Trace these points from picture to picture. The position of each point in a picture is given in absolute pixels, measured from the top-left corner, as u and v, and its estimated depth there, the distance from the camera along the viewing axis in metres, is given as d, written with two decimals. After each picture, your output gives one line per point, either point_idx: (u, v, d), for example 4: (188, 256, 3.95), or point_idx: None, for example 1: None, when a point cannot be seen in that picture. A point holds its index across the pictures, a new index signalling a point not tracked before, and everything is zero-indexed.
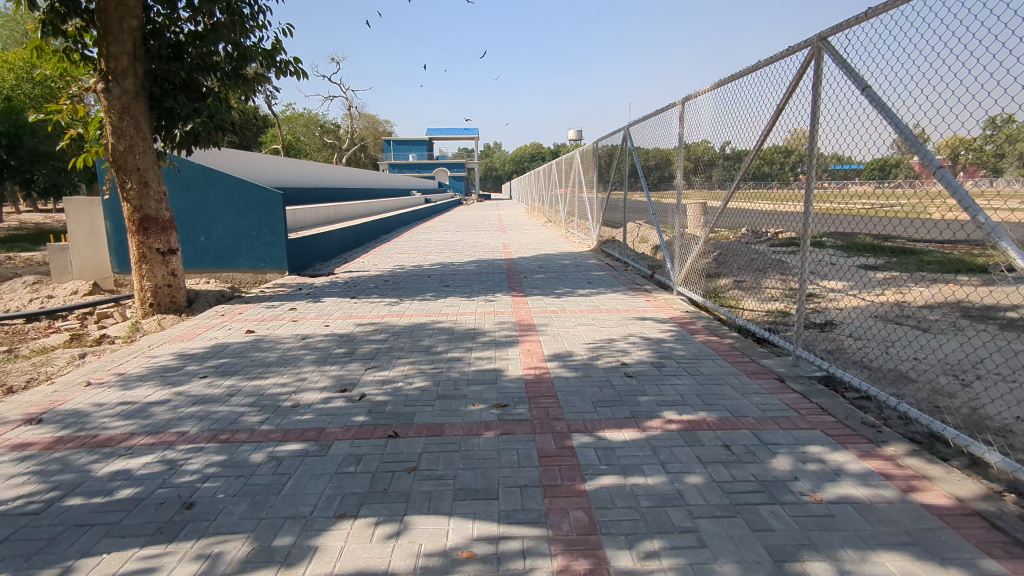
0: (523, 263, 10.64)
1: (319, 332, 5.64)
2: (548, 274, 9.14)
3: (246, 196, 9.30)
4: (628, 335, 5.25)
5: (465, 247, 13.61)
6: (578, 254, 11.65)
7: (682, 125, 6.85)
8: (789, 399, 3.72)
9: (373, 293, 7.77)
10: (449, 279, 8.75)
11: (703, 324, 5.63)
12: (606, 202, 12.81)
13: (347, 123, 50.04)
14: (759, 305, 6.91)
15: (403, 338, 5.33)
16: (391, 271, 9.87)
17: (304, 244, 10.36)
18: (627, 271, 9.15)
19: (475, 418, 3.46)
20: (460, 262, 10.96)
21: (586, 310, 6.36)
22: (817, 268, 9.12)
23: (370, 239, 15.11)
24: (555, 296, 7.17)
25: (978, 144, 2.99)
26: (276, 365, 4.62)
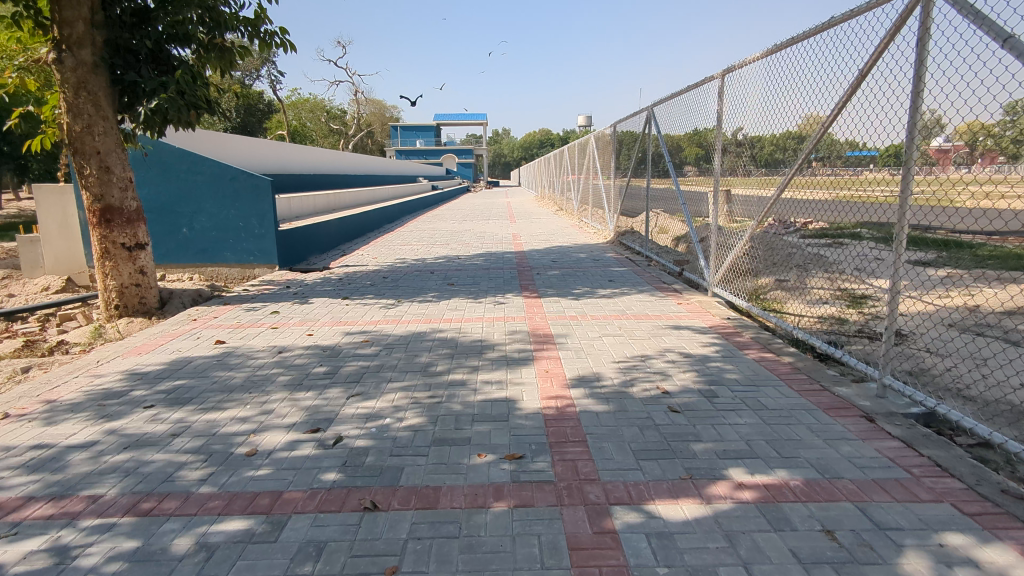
0: (535, 256, 9.77)
1: (299, 344, 4.82)
2: (564, 270, 8.27)
3: (232, 183, 8.49)
4: (664, 351, 4.40)
5: (472, 238, 12.74)
6: (594, 247, 10.78)
7: (720, 102, 5.95)
8: (888, 447, 2.86)
9: (368, 292, 6.94)
10: (454, 277, 7.89)
11: (751, 337, 4.77)
12: (624, 190, 11.92)
13: (353, 109, 49.12)
14: (807, 309, 6.03)
15: (396, 353, 4.51)
16: (391, 266, 9.05)
17: (297, 236, 9.54)
18: (651, 267, 8.26)
19: (480, 477, 2.63)
20: (466, 255, 10.09)
21: (610, 317, 5.51)
22: (862, 265, 8.21)
23: (371, 228, 14.27)
24: (573, 298, 6.32)
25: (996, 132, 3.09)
26: (240, 390, 3.81)
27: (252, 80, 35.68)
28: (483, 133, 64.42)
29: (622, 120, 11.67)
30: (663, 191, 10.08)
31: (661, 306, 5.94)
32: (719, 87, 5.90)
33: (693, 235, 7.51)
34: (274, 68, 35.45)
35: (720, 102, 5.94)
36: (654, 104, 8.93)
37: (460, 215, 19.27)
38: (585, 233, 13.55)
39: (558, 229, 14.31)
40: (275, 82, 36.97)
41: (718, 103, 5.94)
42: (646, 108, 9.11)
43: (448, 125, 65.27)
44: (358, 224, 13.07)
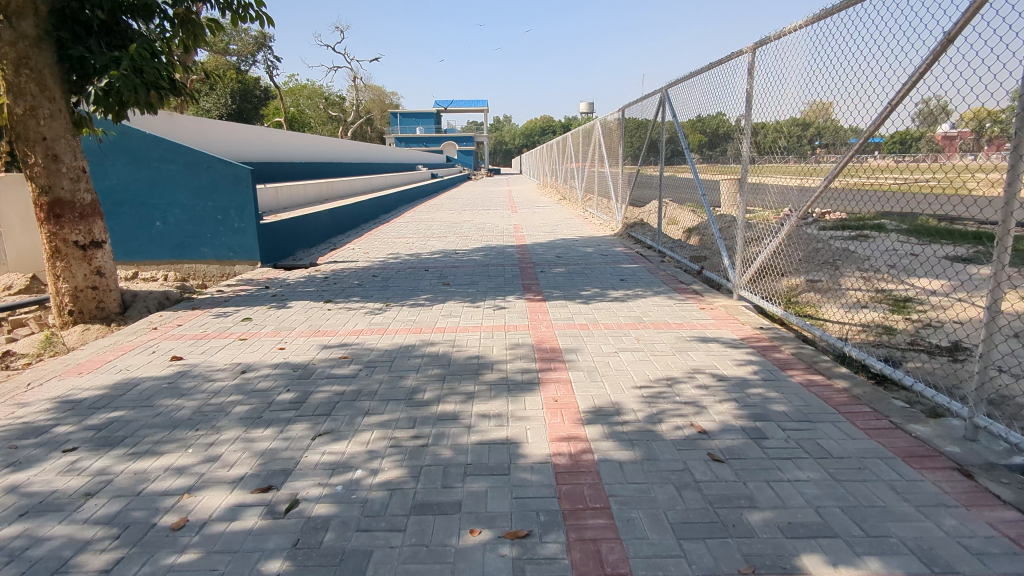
0: (538, 251, 9.09)
1: (267, 360, 4.16)
2: (571, 267, 7.59)
3: (208, 173, 7.84)
4: (693, 373, 3.73)
5: (471, 230, 12.03)
6: (602, 240, 10.09)
7: (750, 80, 5.24)
8: (1005, 520, 2.19)
9: (353, 294, 6.27)
10: (450, 275, 7.22)
11: (791, 352, 4.10)
12: (633, 179, 11.21)
13: (352, 95, 48.23)
14: (845, 314, 5.35)
15: (377, 374, 3.84)
16: (382, 262, 8.37)
17: (281, 229, 8.87)
18: (664, 264, 7.58)
19: (471, 570, 1.98)
20: (464, 250, 9.39)
21: (625, 326, 4.84)
22: (895, 261, 7.52)
23: (365, 220, 13.58)
24: (582, 302, 5.65)
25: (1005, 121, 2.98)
26: (186, 426, 3.16)
27: (247, 66, 34.85)
28: (484, 120, 63.41)
29: (629, 104, 10.95)
30: (676, 181, 9.37)
31: (681, 312, 5.26)
32: (749, 63, 5.20)
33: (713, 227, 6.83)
34: (270, 53, 34.60)
35: (750, 81, 5.24)
36: (668, 85, 8.23)
37: (459, 204, 18.55)
38: (590, 224, 12.84)
39: (562, 220, 13.59)
40: (271, 67, 36.13)
41: (748, 82, 5.24)
42: (658, 90, 8.40)
43: (448, 111, 64.22)
44: (350, 215, 12.39)
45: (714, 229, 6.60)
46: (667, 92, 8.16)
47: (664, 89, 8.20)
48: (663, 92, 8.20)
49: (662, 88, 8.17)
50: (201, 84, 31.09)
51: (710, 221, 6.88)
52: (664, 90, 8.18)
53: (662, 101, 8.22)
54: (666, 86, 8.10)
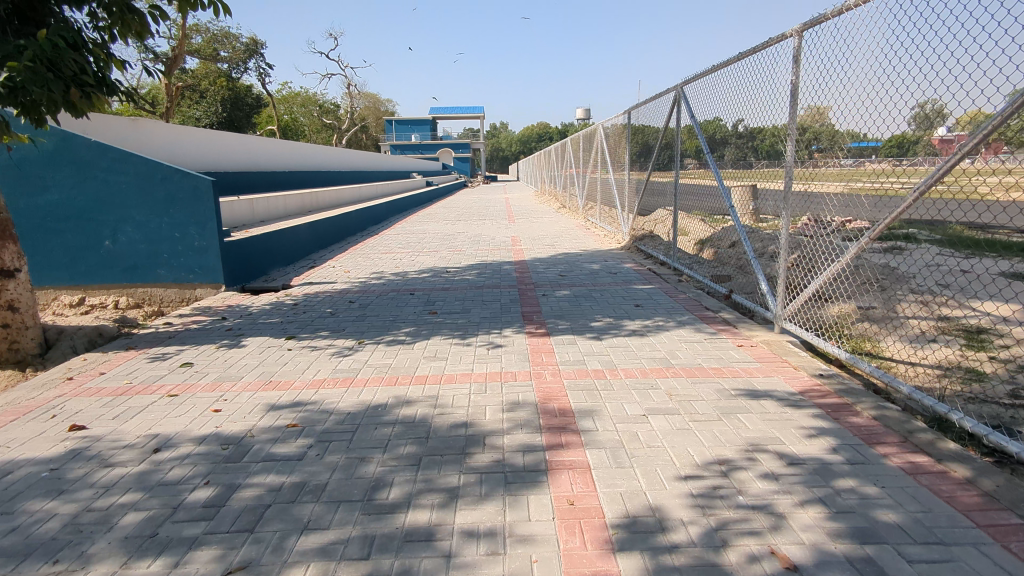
0: (539, 268, 8.14)
1: (193, 430, 3.21)
2: (577, 289, 6.66)
3: (164, 185, 6.92)
4: (753, 452, 2.78)
5: (465, 243, 11.10)
6: (608, 255, 9.15)
7: (796, 70, 4.33)
8: None
9: (321, 328, 5.32)
10: (439, 300, 6.28)
11: (873, 415, 3.15)
12: (641, 187, 10.27)
13: (346, 102, 47.42)
14: (912, 351, 4.40)
15: (330, 454, 2.89)
16: (363, 284, 7.43)
17: (250, 247, 7.94)
18: (683, 285, 6.66)
19: None
20: (456, 267, 8.46)
21: (650, 373, 3.90)
22: (944, 279, 6.62)
23: (351, 233, 12.66)
24: (594, 338, 4.71)
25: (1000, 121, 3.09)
26: (43, 555, 2.20)
27: (239, 73, 34.02)
28: (480, 127, 62.57)
29: (636, 106, 10.03)
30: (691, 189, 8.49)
31: (717, 352, 4.32)
32: (794, 48, 4.29)
33: (744, 237, 5.87)
34: (261, 60, 33.81)
35: (796, 71, 4.33)
36: (684, 83, 7.32)
37: (453, 214, 17.61)
38: (593, 236, 11.90)
39: (563, 231, 12.69)
40: (263, 74, 35.35)
41: (793, 70, 4.33)
42: (672, 89, 7.50)
43: (444, 118, 63.35)
44: (334, 227, 11.45)
45: (744, 241, 5.65)
46: (683, 90, 7.25)
47: (679, 87, 7.29)
48: (678, 90, 7.30)
49: (677, 86, 7.27)
50: (190, 92, 30.26)
51: (740, 230, 5.91)
52: (678, 88, 7.27)
53: (677, 100, 7.31)
54: (681, 84, 7.20)
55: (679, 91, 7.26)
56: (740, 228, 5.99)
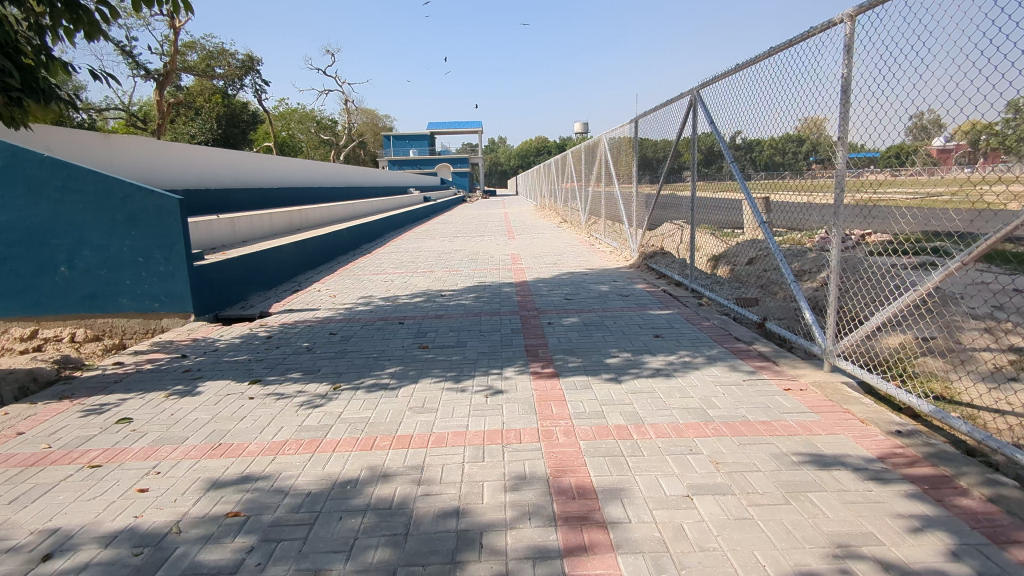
0: (543, 291, 7.43)
1: (105, 523, 2.48)
2: (586, 316, 5.95)
3: (125, 205, 6.23)
4: (846, 561, 2.05)
5: (463, 261, 10.41)
6: (617, 275, 8.44)
7: (848, 62, 3.65)
8: None
9: (293, 368, 4.58)
10: (431, 331, 5.56)
11: (986, 496, 2.42)
12: (652, 200, 9.57)
13: (344, 117, 47.00)
14: (995, 393, 3.66)
15: (274, 566, 2.16)
16: (349, 311, 6.72)
17: (225, 271, 7.23)
18: (704, 310, 5.95)
19: None
20: (451, 290, 7.76)
21: (686, 430, 3.17)
22: (996, 298, 5.89)
23: (342, 252, 11.98)
24: (613, 381, 3.98)
25: (999, 129, 2.97)
26: None
27: (234, 90, 33.56)
28: (479, 141, 62.16)
29: (643, 114, 9.38)
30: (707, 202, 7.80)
31: (761, 399, 3.58)
32: (846, 36, 3.61)
33: (777, 253, 5.12)
34: (257, 77, 33.40)
35: (848, 62, 3.65)
36: (699, 86, 6.68)
37: (450, 230, 16.92)
38: (599, 252, 11.21)
39: (566, 248, 12.00)
40: (259, 90, 34.90)
41: (845, 62, 3.64)
42: (686, 94, 6.85)
43: (442, 133, 62.96)
44: (322, 246, 10.78)
45: (779, 260, 4.92)
46: (699, 94, 6.61)
47: (694, 91, 6.65)
48: (693, 94, 6.65)
49: (692, 90, 6.63)
50: (184, 110, 29.76)
51: (772, 245, 5.17)
52: (693, 92, 6.63)
53: (692, 105, 6.65)
54: (697, 88, 6.55)
55: (694, 95, 6.61)
56: (773, 243, 5.25)
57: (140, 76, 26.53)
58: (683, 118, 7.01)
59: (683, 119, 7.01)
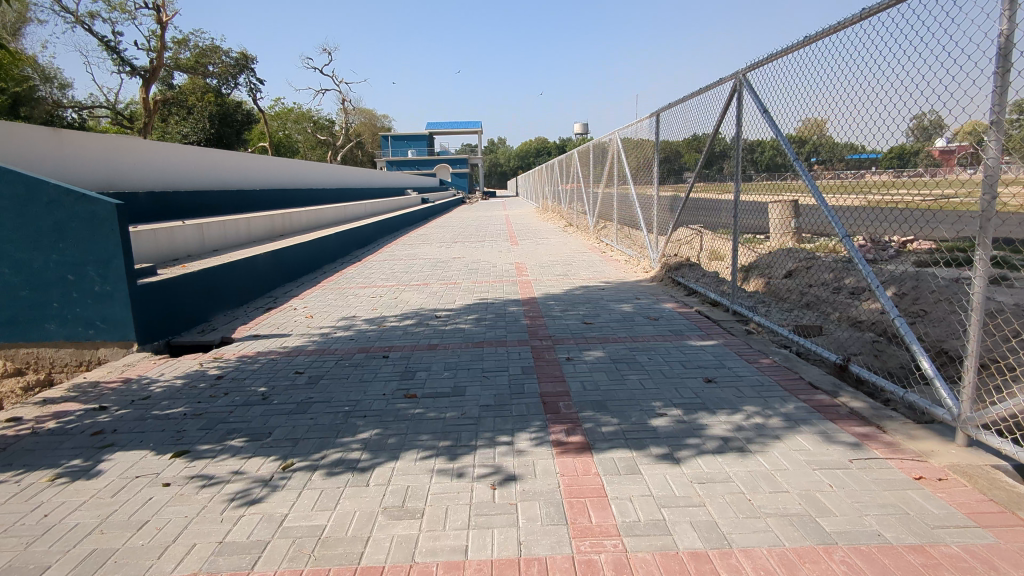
0: (555, 312, 6.33)
1: None
2: (613, 348, 4.84)
3: (50, 211, 5.13)
4: None
5: (461, 272, 9.31)
6: (638, 291, 7.34)
7: (1008, 15, 2.59)
8: None
9: (237, 431, 3.47)
10: (420, 371, 4.45)
11: None
12: (677, 204, 8.46)
13: (341, 118, 45.92)
14: None
15: None
16: (325, 338, 5.61)
17: (181, 288, 6.10)
18: (760, 342, 4.86)
19: None
20: (448, 310, 6.66)
21: (804, 567, 2.06)
22: None
23: (329, 261, 10.88)
24: (667, 462, 2.87)
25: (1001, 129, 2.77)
26: None
27: (228, 89, 32.49)
28: (479, 141, 61.07)
29: (665, 108, 8.27)
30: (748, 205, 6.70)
31: (891, 500, 2.48)
32: None
33: (866, 275, 4.06)
34: (252, 75, 32.35)
35: (1008, 15, 2.57)
36: (746, 69, 5.55)
37: (448, 235, 15.83)
38: (613, 262, 10.10)
39: (576, 256, 10.90)
40: (253, 89, 33.80)
41: (1006, 15, 2.57)
42: (728, 79, 5.73)
43: (441, 134, 61.87)
44: (305, 256, 9.68)
45: (876, 287, 3.88)
46: (745, 78, 5.48)
47: (739, 75, 5.52)
48: (737, 77, 5.52)
49: (736, 72, 5.50)
50: (175, 110, 28.70)
51: (859, 262, 4.14)
52: (738, 75, 5.50)
53: (736, 90, 5.54)
54: (743, 70, 5.43)
55: (739, 78, 5.48)
56: (860, 260, 4.17)
57: (128, 73, 25.47)
58: (723, 108, 5.88)
59: (723, 110, 5.88)
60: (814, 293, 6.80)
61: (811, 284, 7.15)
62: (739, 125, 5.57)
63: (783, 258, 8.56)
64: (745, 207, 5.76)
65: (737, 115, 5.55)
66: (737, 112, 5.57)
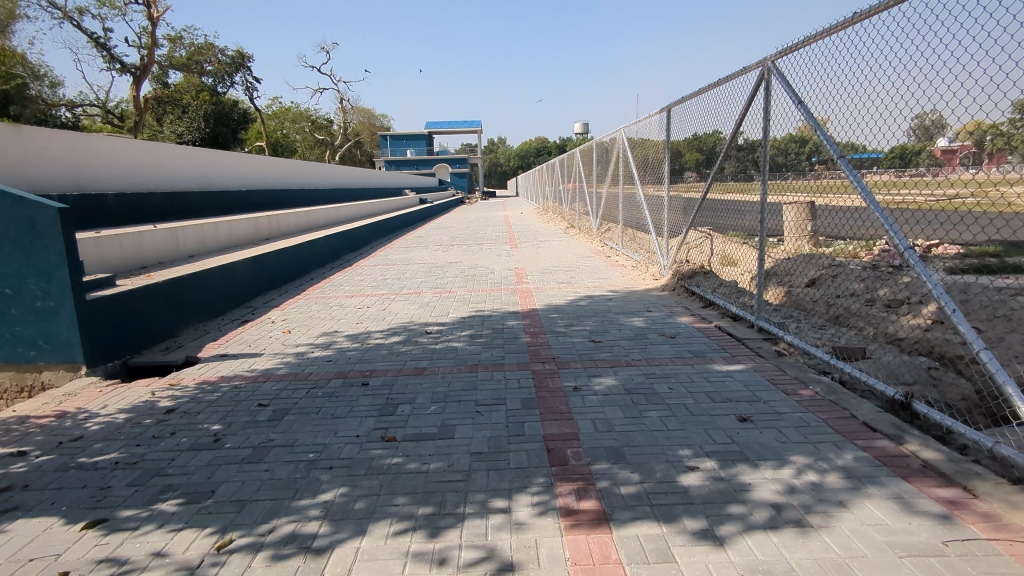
0: (559, 327, 5.70)
1: None
2: (626, 373, 4.22)
3: None
4: None
5: (457, 279, 8.69)
6: (649, 301, 6.72)
7: None
8: None
9: (173, 489, 2.83)
10: (403, 403, 3.83)
11: None
12: (688, 207, 7.87)
13: (338, 116, 45.30)
14: None
15: None
16: (300, 359, 4.99)
17: (144, 302, 5.48)
18: (795, 367, 4.24)
19: None
20: (440, 324, 6.04)
21: None
22: None
23: (317, 266, 10.26)
24: (707, 543, 2.23)
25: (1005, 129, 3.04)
26: None
27: (223, 88, 31.92)
28: (480, 140, 60.44)
29: (676, 102, 7.64)
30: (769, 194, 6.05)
31: None
32: None
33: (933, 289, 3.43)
34: (248, 74, 31.76)
35: None
36: (775, 56, 4.91)
37: (445, 238, 15.21)
38: (619, 267, 9.50)
39: (579, 261, 10.28)
40: (249, 88, 33.22)
41: None
42: (754, 67, 5.10)
43: (441, 133, 61.31)
44: (290, 261, 9.06)
45: (947, 306, 3.25)
46: (774, 65, 4.83)
47: (767, 61, 4.88)
48: (765, 64, 4.89)
49: (765, 59, 4.86)
50: (170, 109, 28.11)
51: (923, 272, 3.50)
52: (766, 62, 4.86)
53: (763, 80, 4.90)
54: (772, 56, 4.79)
55: (768, 66, 4.84)
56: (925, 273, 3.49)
57: (119, 72, 24.90)
58: (748, 100, 5.24)
59: (747, 103, 5.25)
60: (843, 305, 6.18)
61: (839, 294, 6.53)
62: (767, 118, 4.93)
63: (804, 265, 7.93)
64: (768, 203, 5.05)
65: (765, 107, 4.90)
66: (765, 104, 4.93)
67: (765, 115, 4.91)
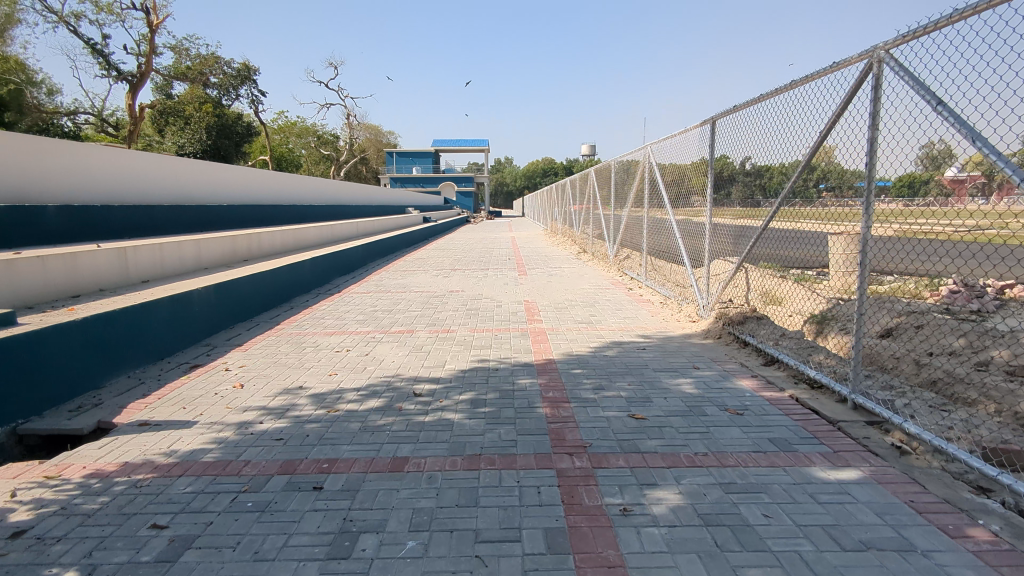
0: (586, 391, 4.39)
1: None
2: (695, 483, 2.93)
3: None
4: None
5: (458, 315, 7.40)
6: (696, 354, 5.40)
7: None
8: None
9: None
10: (367, 532, 2.54)
11: None
12: (731, 238, 6.63)
13: (344, 132, 44.52)
14: None
15: None
16: (241, 434, 3.69)
17: (60, 348, 4.25)
18: (935, 479, 2.95)
19: None
20: (431, 380, 4.73)
21: None
22: None
23: (299, 292, 9.02)
24: None
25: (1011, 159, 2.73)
26: None
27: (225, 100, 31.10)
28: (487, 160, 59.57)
29: (722, 113, 6.42)
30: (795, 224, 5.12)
31: None
32: None
33: None
34: (252, 87, 30.88)
35: None
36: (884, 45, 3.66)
37: (448, 262, 13.94)
38: (646, 304, 8.20)
39: (599, 294, 8.99)
40: (253, 101, 32.41)
41: None
42: (852, 60, 3.84)
43: (448, 151, 60.49)
44: (266, 288, 7.83)
45: None
46: (887, 54, 3.56)
47: (878, 51, 3.61)
48: (876, 54, 3.61)
49: (876, 48, 3.60)
50: (170, 121, 27.19)
51: None
52: (877, 51, 3.60)
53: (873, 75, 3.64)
54: (887, 42, 3.52)
55: (877, 56, 3.58)
56: None
57: (116, 80, 24.02)
58: (845, 102, 3.97)
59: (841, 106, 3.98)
60: (944, 365, 4.88)
61: (932, 350, 5.23)
62: (874, 127, 3.68)
63: (873, 310, 6.63)
64: (869, 242, 3.77)
65: (873, 112, 3.64)
66: (873, 106, 3.66)
67: (873, 121, 3.64)
